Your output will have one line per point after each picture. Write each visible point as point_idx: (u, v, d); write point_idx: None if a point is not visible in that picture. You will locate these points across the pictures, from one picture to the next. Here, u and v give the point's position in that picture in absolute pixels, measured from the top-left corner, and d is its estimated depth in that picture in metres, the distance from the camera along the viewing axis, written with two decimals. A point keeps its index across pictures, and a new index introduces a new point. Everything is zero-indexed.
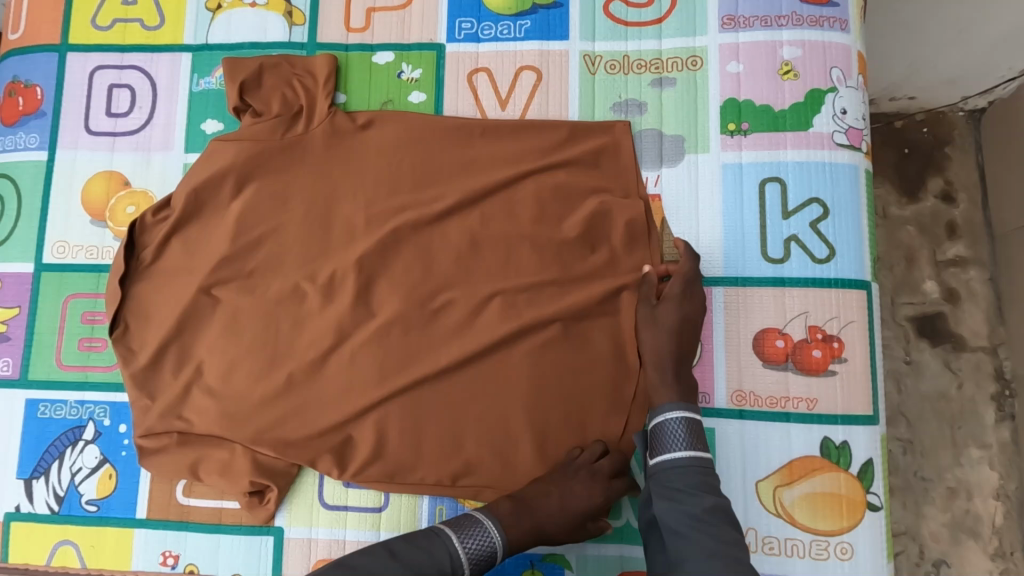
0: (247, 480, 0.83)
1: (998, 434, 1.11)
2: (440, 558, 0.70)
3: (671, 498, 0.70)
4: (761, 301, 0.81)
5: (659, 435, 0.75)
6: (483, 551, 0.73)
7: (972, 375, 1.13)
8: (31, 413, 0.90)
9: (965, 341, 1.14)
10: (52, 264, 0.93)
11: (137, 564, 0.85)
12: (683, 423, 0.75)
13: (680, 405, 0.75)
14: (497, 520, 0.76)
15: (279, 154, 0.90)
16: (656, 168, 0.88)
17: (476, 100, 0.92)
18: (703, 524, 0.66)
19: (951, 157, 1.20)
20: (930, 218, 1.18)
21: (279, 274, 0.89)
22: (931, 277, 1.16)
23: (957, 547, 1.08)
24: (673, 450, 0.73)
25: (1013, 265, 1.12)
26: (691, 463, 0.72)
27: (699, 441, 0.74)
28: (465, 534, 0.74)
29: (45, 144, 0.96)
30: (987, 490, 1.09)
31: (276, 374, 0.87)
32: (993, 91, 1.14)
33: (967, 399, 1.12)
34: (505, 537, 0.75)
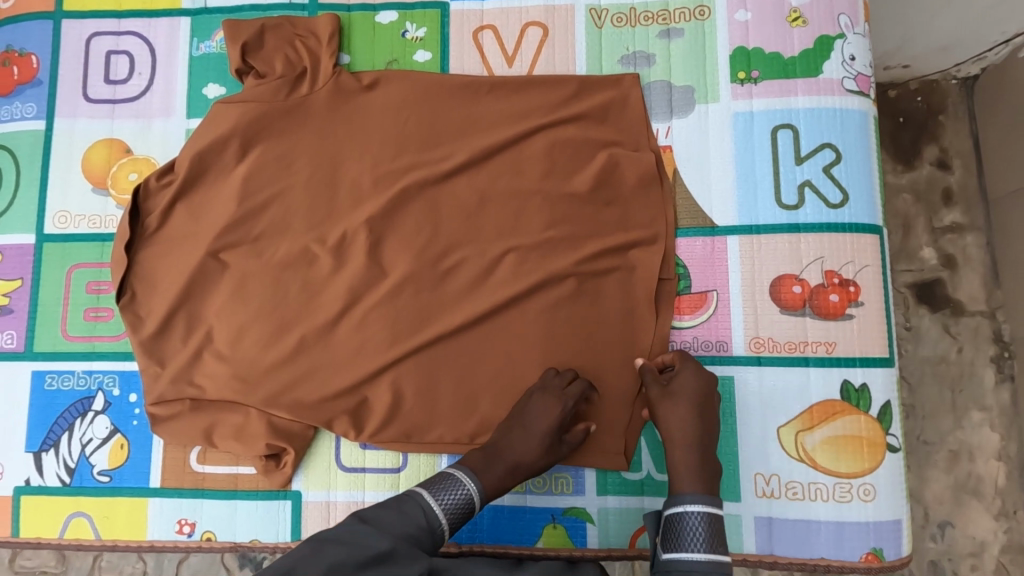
0: (264, 443, 0.82)
1: (997, 397, 1.11)
2: (417, 517, 0.68)
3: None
4: (776, 248, 0.82)
5: (677, 530, 0.71)
6: (459, 504, 0.71)
7: (972, 339, 1.13)
8: (38, 385, 0.88)
9: (964, 305, 1.15)
10: (54, 235, 0.91)
11: (153, 533, 0.84)
12: (703, 519, 0.71)
13: (701, 500, 0.72)
14: (470, 472, 0.75)
15: (284, 115, 0.89)
16: (666, 118, 0.87)
17: (483, 58, 0.91)
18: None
19: (944, 125, 1.19)
20: (925, 185, 1.18)
21: (287, 237, 0.88)
22: (928, 243, 1.17)
23: (960, 508, 1.09)
24: (692, 549, 0.70)
25: (1010, 229, 1.11)
26: (712, 568, 0.69)
27: (718, 541, 0.70)
28: (438, 491, 0.72)
29: (42, 114, 0.94)
30: (988, 451, 1.10)
31: (288, 338, 0.85)
32: (984, 58, 1.13)
33: (966, 363, 1.13)
34: (479, 485, 0.74)
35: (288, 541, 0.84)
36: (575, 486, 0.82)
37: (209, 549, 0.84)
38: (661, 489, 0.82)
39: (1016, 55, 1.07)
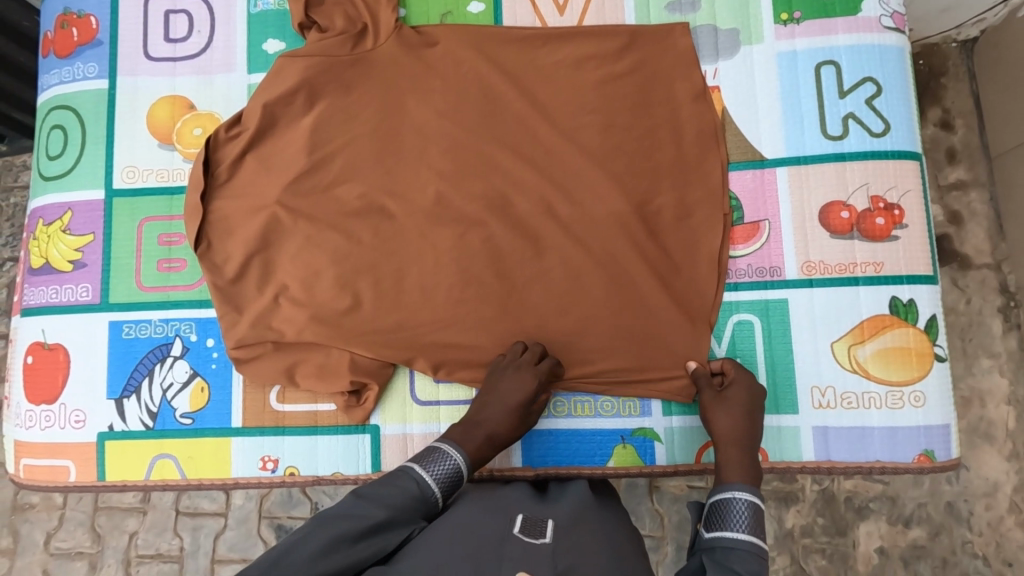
0: (348, 379, 0.86)
1: (1006, 343, 1.18)
2: (408, 488, 0.72)
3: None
4: (824, 176, 0.86)
5: (721, 512, 0.74)
6: (447, 471, 0.75)
7: (979, 291, 1.20)
8: (116, 334, 0.91)
9: (970, 259, 1.21)
10: (123, 189, 0.94)
11: (237, 471, 0.88)
12: (748, 507, 0.74)
13: (748, 488, 0.75)
14: (452, 442, 0.79)
15: (349, 68, 0.92)
16: (714, 61, 0.91)
17: (534, 9, 0.95)
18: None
19: (946, 87, 1.25)
20: (930, 144, 1.24)
21: (355, 186, 0.91)
22: (935, 201, 1.23)
23: (974, 450, 1.16)
24: (733, 530, 0.72)
25: (1011, 184, 1.17)
26: (750, 549, 0.70)
27: (760, 530, 0.73)
28: (429, 462, 0.75)
29: (104, 73, 0.96)
30: (998, 396, 1.17)
31: (362, 282, 0.89)
32: (985, 20, 1.17)
33: (974, 312, 1.19)
34: (462, 451, 0.78)
35: (368, 473, 0.88)
36: (642, 408, 0.87)
37: (292, 483, 0.88)
38: None
39: (1015, 15, 1.13)
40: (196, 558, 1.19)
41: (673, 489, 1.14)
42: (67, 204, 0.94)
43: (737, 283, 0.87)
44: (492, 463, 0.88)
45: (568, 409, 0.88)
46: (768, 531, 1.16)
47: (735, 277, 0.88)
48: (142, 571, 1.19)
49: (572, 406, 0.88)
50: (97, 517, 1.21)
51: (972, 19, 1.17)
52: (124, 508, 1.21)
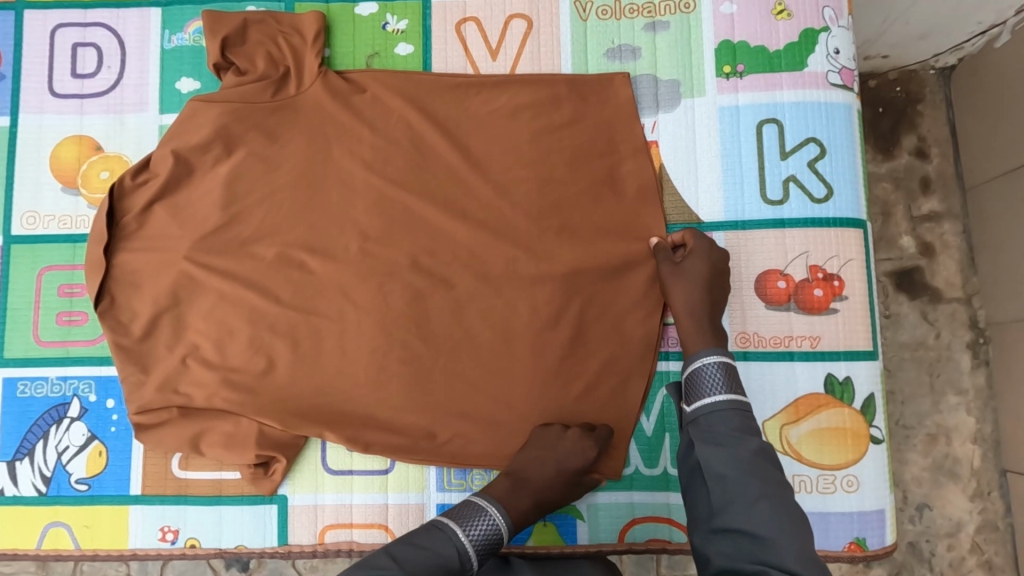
0: (254, 452, 0.81)
1: (973, 380, 1.14)
2: (447, 554, 0.66)
3: (715, 445, 0.67)
4: (762, 242, 0.81)
5: (696, 383, 0.72)
6: (489, 536, 0.69)
7: (948, 324, 1.15)
8: (11, 392, 0.85)
9: (941, 292, 1.16)
10: (22, 236, 0.88)
11: (135, 541, 0.83)
12: (720, 368, 0.71)
13: (716, 351, 0.72)
14: (500, 505, 0.73)
15: (267, 115, 0.86)
16: (654, 112, 0.86)
17: (466, 52, 0.89)
18: (749, 468, 0.63)
19: (923, 114, 1.20)
20: (904, 173, 1.19)
21: (272, 239, 0.86)
22: (907, 232, 1.18)
23: (939, 489, 1.12)
24: (709, 395, 0.70)
25: (986, 216, 1.13)
26: (728, 408, 0.69)
27: (738, 387, 0.71)
28: (469, 524, 0.69)
29: (6, 110, 0.90)
30: (965, 433, 1.13)
31: (276, 342, 0.84)
32: (962, 49, 1.13)
33: (943, 346, 1.15)
34: (508, 518, 0.72)
35: (275, 546, 0.83)
36: None
37: (193, 556, 0.83)
38: (650, 484, 0.83)
39: (992, 46, 1.08)
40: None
41: None
42: None
43: (668, 351, 0.84)
44: None
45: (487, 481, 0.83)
46: None
47: (667, 344, 0.84)
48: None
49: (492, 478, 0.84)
50: None
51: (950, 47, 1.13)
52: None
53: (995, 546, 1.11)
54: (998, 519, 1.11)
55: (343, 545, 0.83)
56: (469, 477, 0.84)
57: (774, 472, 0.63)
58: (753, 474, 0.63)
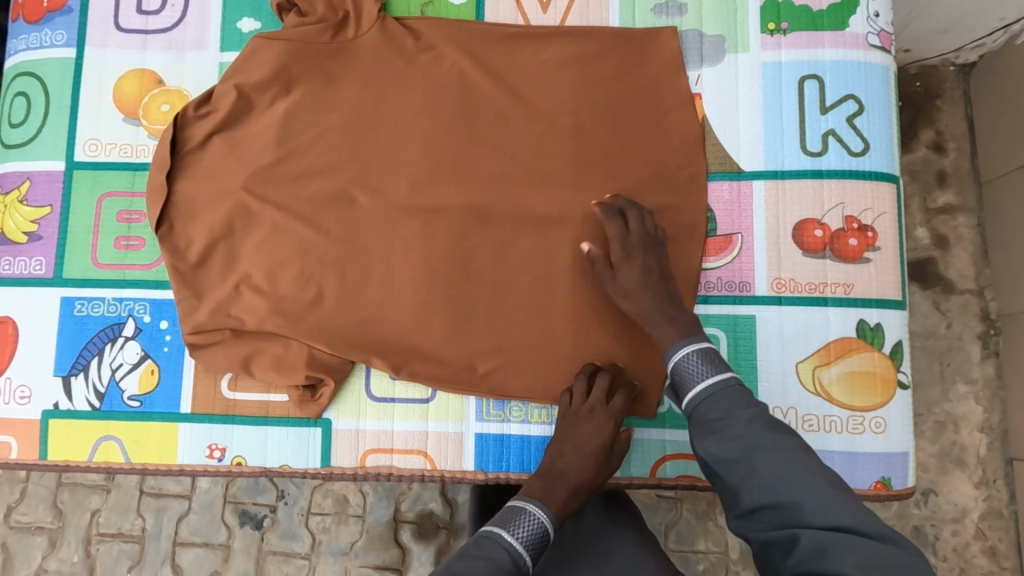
0: (304, 373, 0.84)
1: (983, 370, 1.17)
2: (500, 558, 0.65)
3: (711, 430, 0.68)
4: (800, 193, 0.85)
5: (680, 377, 0.75)
6: (536, 532, 0.69)
7: (960, 316, 1.18)
8: (68, 310, 0.88)
9: (953, 284, 1.19)
10: (84, 162, 0.91)
11: (183, 458, 0.86)
12: (696, 354, 0.74)
13: (688, 341, 0.76)
14: (539, 501, 0.73)
15: (327, 55, 0.90)
16: (698, 67, 0.89)
17: (517, 4, 0.93)
18: (749, 442, 0.65)
19: (941, 108, 1.23)
20: (920, 166, 1.22)
21: (325, 174, 0.89)
22: (921, 224, 1.21)
23: (945, 475, 1.15)
24: (695, 384, 0.72)
25: (1000, 211, 1.16)
26: (716, 388, 0.71)
27: (718, 365, 0.73)
28: (514, 525, 0.70)
29: (72, 41, 0.93)
30: (973, 422, 1.16)
31: (328, 272, 0.87)
32: (983, 46, 1.16)
33: (954, 336, 1.18)
34: (550, 512, 0.73)
35: (318, 467, 0.86)
36: None
37: (239, 473, 0.86)
38: (682, 422, 0.86)
39: (1014, 42, 1.11)
40: (158, 541, 1.20)
41: (641, 497, 1.14)
42: (26, 174, 0.92)
43: (706, 295, 0.85)
44: (443, 465, 0.86)
45: (524, 414, 0.86)
46: (734, 545, 1.13)
47: (705, 289, 0.86)
48: (101, 549, 1.20)
49: (529, 412, 0.86)
50: (60, 494, 1.23)
51: (971, 43, 1.16)
52: (89, 485, 1.23)
53: (999, 533, 1.14)
54: (1002, 507, 1.14)
55: (383, 469, 0.86)
56: (507, 409, 0.86)
57: (772, 433, 0.65)
58: (755, 443, 0.64)
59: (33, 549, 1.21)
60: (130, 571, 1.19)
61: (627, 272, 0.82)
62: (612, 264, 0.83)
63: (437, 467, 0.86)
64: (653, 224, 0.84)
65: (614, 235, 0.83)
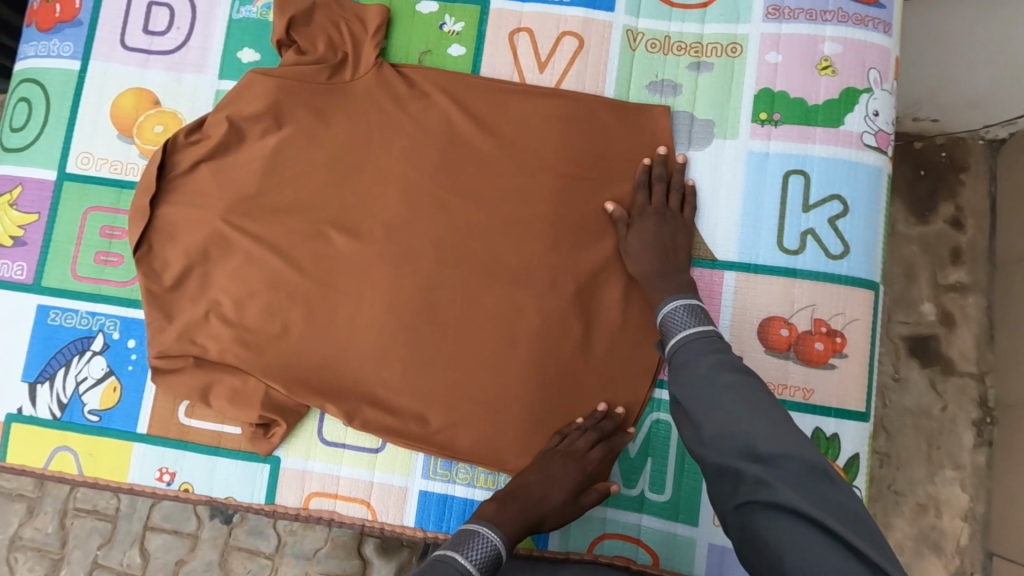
0: (257, 412, 0.85)
1: (973, 458, 1.13)
2: None
3: (683, 373, 0.68)
4: (770, 289, 0.82)
5: (666, 327, 0.75)
6: (490, 556, 0.66)
7: (956, 399, 1.15)
8: (42, 318, 0.91)
9: (954, 364, 1.16)
10: (75, 174, 0.93)
11: (133, 477, 0.87)
12: (684, 307, 0.75)
13: (677, 295, 0.77)
14: (491, 525, 0.70)
15: (320, 95, 0.91)
16: (683, 148, 0.87)
17: (515, 61, 0.92)
18: (706, 381, 0.64)
19: (965, 183, 1.19)
20: (935, 239, 1.19)
21: (305, 212, 0.90)
22: (929, 298, 1.17)
23: (919, 559, 1.11)
24: (676, 333, 0.73)
25: (1012, 295, 1.13)
26: (694, 337, 0.71)
27: (703, 319, 0.73)
28: (467, 548, 0.66)
29: (78, 54, 0.96)
30: (955, 509, 1.12)
31: (296, 309, 0.88)
32: (1015, 124, 1.12)
33: (947, 420, 1.14)
34: (502, 535, 0.70)
35: (261, 503, 0.87)
36: None
37: (184, 500, 0.87)
38: (625, 504, 0.84)
39: None
40: (130, 521, 1.22)
41: None
42: (19, 179, 0.94)
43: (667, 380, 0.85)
44: (384, 517, 0.86)
45: (470, 477, 0.86)
46: None
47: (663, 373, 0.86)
48: (76, 523, 1.23)
49: (475, 475, 0.86)
50: None
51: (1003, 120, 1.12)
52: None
53: None
54: None
55: (325, 514, 0.86)
56: (453, 470, 0.86)
57: (733, 374, 0.64)
58: (713, 383, 0.64)
59: (10, 515, 1.23)
60: (100, 548, 1.21)
61: (642, 231, 0.84)
62: (628, 224, 0.85)
63: (377, 518, 0.86)
64: (680, 199, 0.85)
65: (638, 201, 0.86)
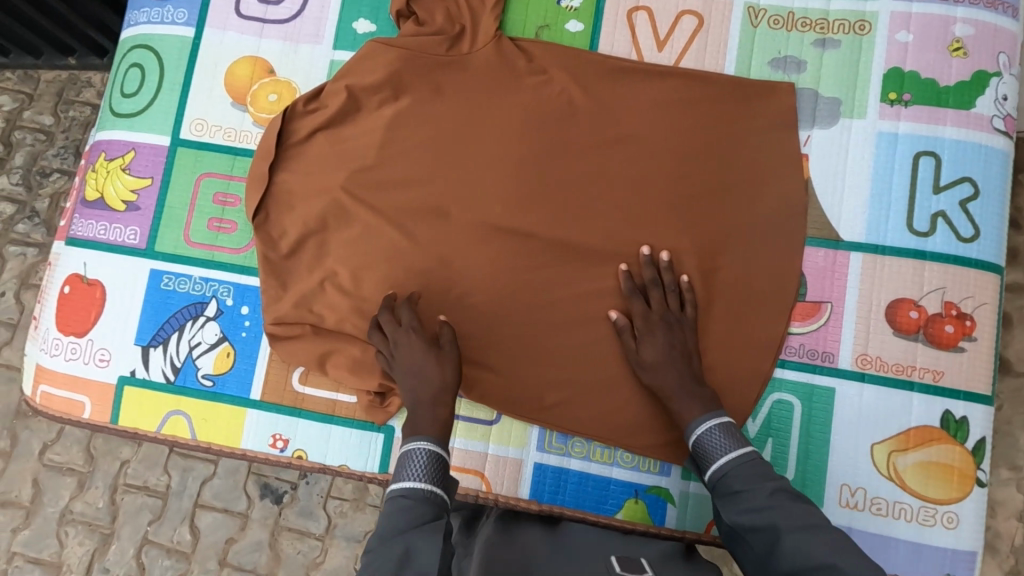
0: (376, 379, 0.84)
1: None
2: (405, 505, 0.66)
3: (739, 503, 0.70)
4: (900, 271, 0.83)
5: (701, 451, 0.75)
6: (426, 464, 0.69)
7: (1012, 399, 1.09)
8: (155, 283, 0.91)
9: (1010, 364, 1.10)
10: (188, 141, 0.93)
11: (247, 443, 0.88)
12: (718, 428, 0.75)
13: (709, 414, 0.76)
14: (416, 434, 0.71)
15: (440, 67, 0.91)
16: (809, 127, 0.88)
17: (633, 38, 0.92)
18: (771, 510, 0.68)
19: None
20: None
21: (420, 184, 0.90)
22: None
23: None
24: (719, 458, 0.73)
25: None
26: (742, 463, 0.72)
27: (739, 439, 0.74)
28: (405, 469, 0.69)
29: (192, 21, 0.96)
30: (1009, 510, 1.07)
31: (411, 280, 0.88)
32: None
33: (1003, 422, 1.09)
34: (428, 436, 0.71)
35: (374, 472, 0.87)
36: (662, 467, 0.85)
37: (297, 467, 0.87)
38: None
39: None
40: (180, 499, 1.19)
41: None
42: (132, 144, 0.94)
43: (784, 359, 0.85)
44: (499, 489, 0.86)
45: (586, 451, 0.86)
46: None
47: (785, 352, 0.85)
48: (126, 499, 1.19)
49: (591, 449, 0.86)
50: (93, 440, 1.22)
51: None
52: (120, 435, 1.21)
53: None
54: None
55: None
56: (569, 443, 0.86)
57: (792, 503, 0.68)
58: (775, 515, 0.68)
59: (61, 489, 1.20)
60: (150, 524, 1.18)
61: (654, 341, 0.81)
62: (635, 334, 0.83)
63: (491, 490, 0.86)
64: (679, 299, 0.83)
65: (638, 311, 0.83)
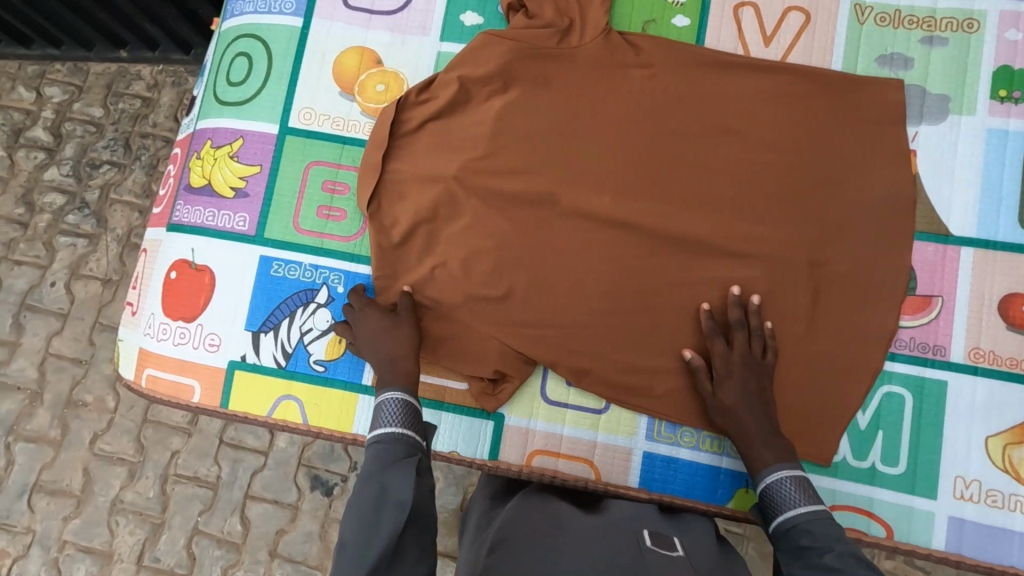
0: (492, 366, 0.87)
1: None
2: (378, 447, 0.71)
3: (803, 559, 0.68)
4: (1011, 265, 0.85)
5: (771, 500, 0.74)
6: (398, 411, 0.74)
7: None
8: (265, 269, 0.92)
9: None
10: (297, 129, 0.94)
11: (358, 428, 0.89)
12: (791, 480, 0.74)
13: (783, 466, 0.75)
14: (391, 386, 0.77)
15: (551, 59, 0.92)
16: (917, 123, 0.89)
17: (740, 34, 0.94)
18: (834, 567, 0.65)
19: None
20: None
21: (529, 174, 0.90)
22: None
23: None
24: (789, 510, 0.72)
25: None
26: (813, 518, 0.70)
27: (813, 496, 0.73)
28: (380, 417, 0.74)
29: (300, 11, 0.97)
30: None
31: (522, 269, 0.89)
32: None
33: None
34: (399, 388, 0.77)
35: (485, 459, 0.89)
36: None
37: None
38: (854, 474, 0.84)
39: None
40: (230, 489, 1.17)
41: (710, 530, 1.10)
42: (240, 132, 0.95)
43: (895, 353, 0.85)
44: (608, 477, 0.88)
45: (695, 441, 0.87)
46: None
47: (895, 346, 0.86)
48: (176, 489, 1.17)
49: (700, 439, 0.87)
50: (143, 429, 1.20)
51: None
52: (171, 425, 1.20)
53: None
54: None
55: (548, 472, 0.88)
56: (678, 433, 0.88)
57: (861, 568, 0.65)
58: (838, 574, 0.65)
59: (112, 478, 1.18)
60: (200, 514, 1.16)
61: (731, 385, 0.80)
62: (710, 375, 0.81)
63: (601, 478, 0.88)
64: (761, 344, 0.81)
65: (717, 351, 0.81)
